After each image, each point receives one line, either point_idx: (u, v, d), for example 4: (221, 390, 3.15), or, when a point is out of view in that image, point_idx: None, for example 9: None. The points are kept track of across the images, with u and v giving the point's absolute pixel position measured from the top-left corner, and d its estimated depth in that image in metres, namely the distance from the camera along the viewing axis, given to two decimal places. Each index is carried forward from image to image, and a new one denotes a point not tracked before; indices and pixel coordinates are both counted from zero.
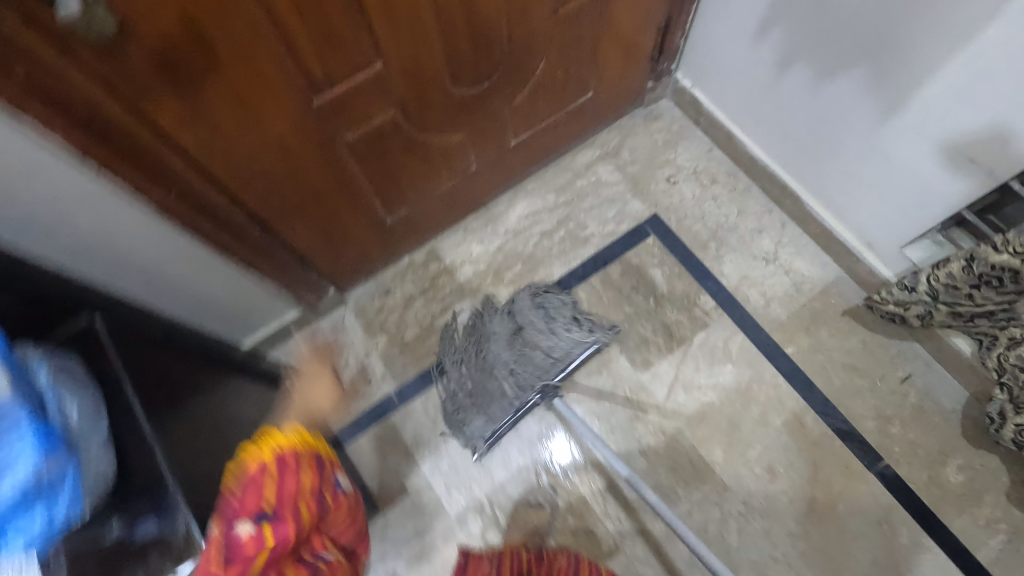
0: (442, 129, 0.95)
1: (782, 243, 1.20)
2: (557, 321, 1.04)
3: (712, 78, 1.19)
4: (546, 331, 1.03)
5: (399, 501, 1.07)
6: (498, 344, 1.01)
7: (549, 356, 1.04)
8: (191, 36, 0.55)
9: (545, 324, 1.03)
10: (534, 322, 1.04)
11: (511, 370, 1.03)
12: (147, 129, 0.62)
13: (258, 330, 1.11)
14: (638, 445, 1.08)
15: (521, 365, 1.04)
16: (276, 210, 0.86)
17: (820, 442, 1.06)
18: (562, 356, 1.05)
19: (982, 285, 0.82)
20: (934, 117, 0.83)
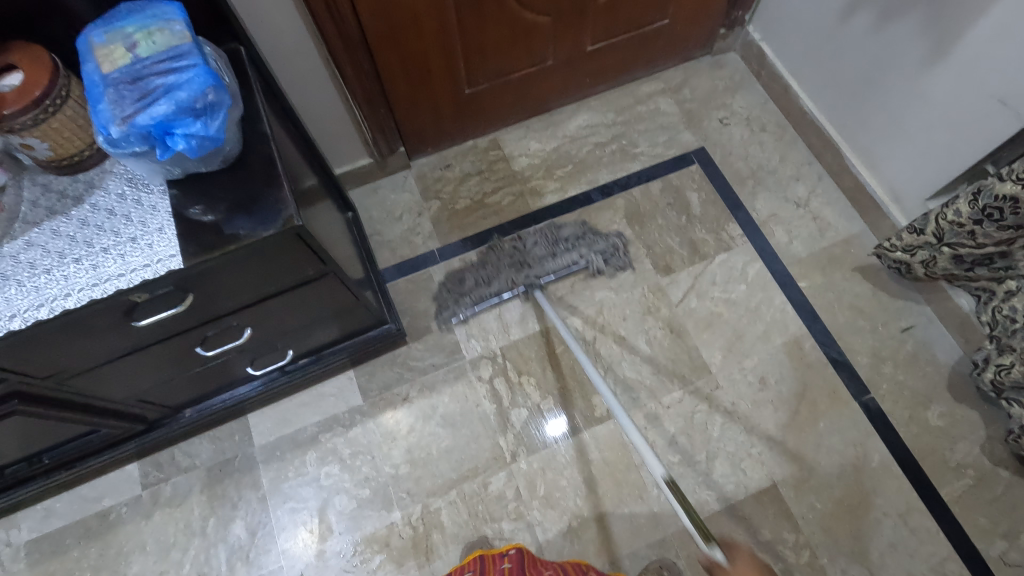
0: (534, 6, 1.08)
1: (815, 193, 1.29)
2: (574, 242, 1.24)
3: (780, 31, 1.29)
4: (544, 263, 1.21)
5: (422, 337, 1.19)
6: (534, 254, 1.22)
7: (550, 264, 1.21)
8: None
9: (590, 248, 1.23)
10: (581, 247, 1.23)
11: (532, 266, 1.21)
12: None
13: (341, 165, 1.24)
14: (645, 335, 1.18)
15: (512, 261, 1.22)
16: (381, 36, 1.00)
17: (814, 365, 1.14)
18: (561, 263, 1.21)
19: (985, 220, 0.91)
20: (976, 62, 0.92)
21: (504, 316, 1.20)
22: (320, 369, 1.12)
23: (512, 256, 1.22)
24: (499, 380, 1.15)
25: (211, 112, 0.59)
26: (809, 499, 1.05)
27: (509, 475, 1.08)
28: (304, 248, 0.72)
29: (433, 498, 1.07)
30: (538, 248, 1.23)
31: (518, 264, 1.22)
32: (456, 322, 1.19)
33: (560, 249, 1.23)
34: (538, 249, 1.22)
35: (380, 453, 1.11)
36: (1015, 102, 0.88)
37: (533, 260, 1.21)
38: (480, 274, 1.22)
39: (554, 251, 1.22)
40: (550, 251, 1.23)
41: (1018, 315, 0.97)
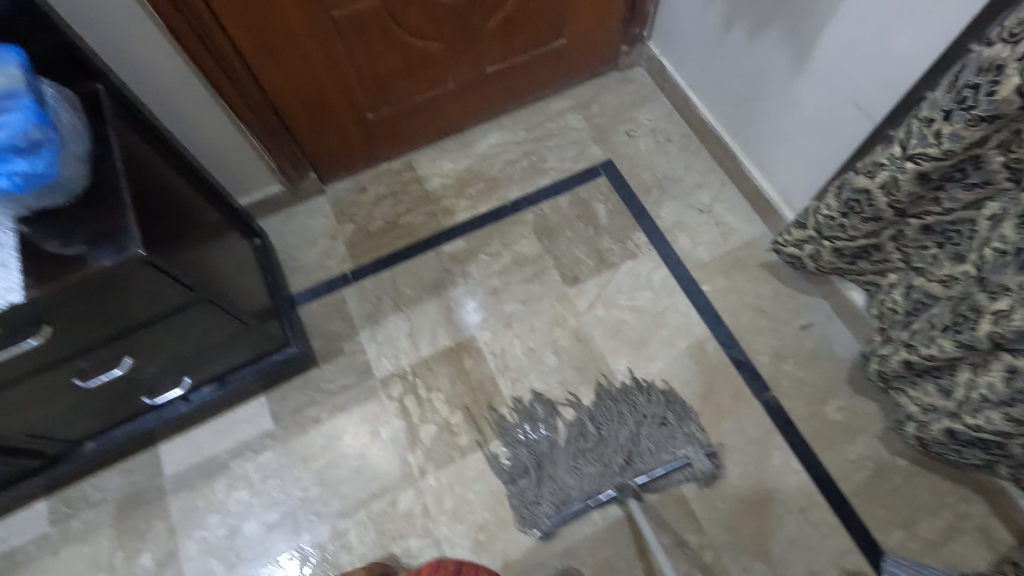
0: (422, 33, 1.11)
1: (718, 199, 1.32)
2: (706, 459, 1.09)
3: (676, 46, 1.34)
4: (620, 444, 1.10)
5: (334, 359, 1.20)
6: (614, 444, 1.11)
7: (649, 461, 1.08)
8: None
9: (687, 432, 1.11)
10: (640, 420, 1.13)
11: (615, 454, 1.09)
12: None
13: (251, 193, 1.27)
14: (553, 346, 1.20)
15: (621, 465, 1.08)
16: (267, 68, 1.02)
17: (717, 368, 1.16)
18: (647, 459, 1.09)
19: (849, 213, 0.91)
20: (833, 69, 0.96)
21: (416, 335, 1.22)
22: (226, 396, 1.12)
23: (585, 450, 1.10)
24: (409, 399, 1.16)
25: (36, 150, 0.62)
26: (712, 500, 1.07)
27: (418, 492, 1.09)
28: (159, 273, 0.75)
29: (342, 519, 1.08)
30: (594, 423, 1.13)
31: (598, 443, 1.11)
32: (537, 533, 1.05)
33: (646, 436, 1.11)
34: (622, 438, 1.10)
35: (290, 476, 1.11)
36: (868, 105, 0.93)
37: (617, 450, 1.10)
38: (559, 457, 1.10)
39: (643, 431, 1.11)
40: (634, 444, 1.10)
41: (898, 306, 0.99)
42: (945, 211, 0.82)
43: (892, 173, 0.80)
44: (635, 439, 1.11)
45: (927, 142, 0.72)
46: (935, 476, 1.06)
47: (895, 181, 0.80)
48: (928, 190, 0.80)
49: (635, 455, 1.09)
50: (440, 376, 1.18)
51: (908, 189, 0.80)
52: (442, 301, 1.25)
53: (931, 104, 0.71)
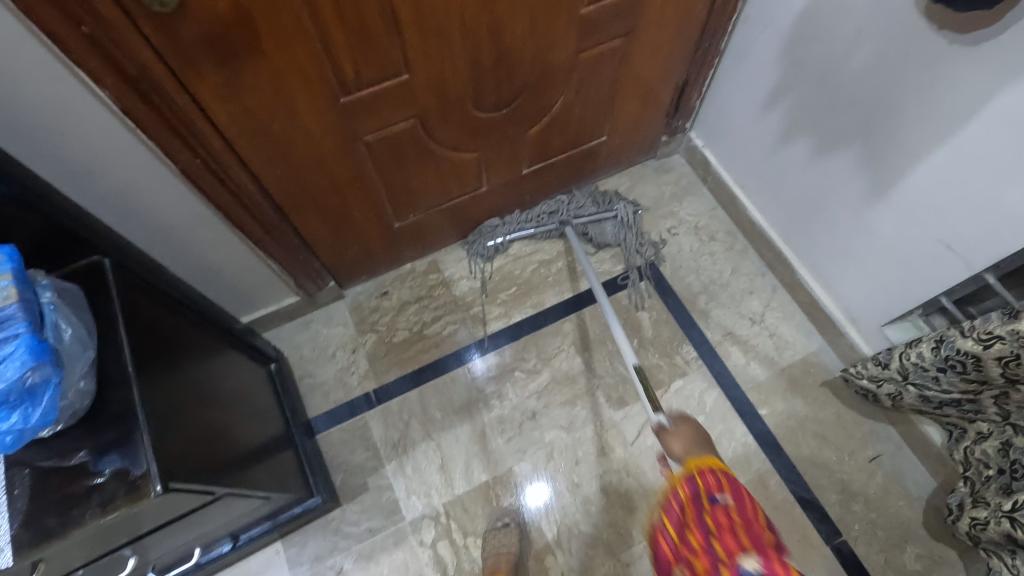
0: (459, 147, 1.01)
1: (770, 307, 1.23)
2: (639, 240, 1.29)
3: (722, 144, 1.26)
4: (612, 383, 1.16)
5: (357, 498, 1.09)
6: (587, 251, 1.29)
7: (596, 230, 1.28)
8: (241, 18, 0.63)
9: None
10: None
11: (568, 213, 1.28)
12: (185, 95, 0.69)
13: (264, 306, 1.16)
14: (599, 479, 1.09)
15: None
16: (291, 193, 0.92)
17: (780, 506, 1.07)
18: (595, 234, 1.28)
19: (947, 368, 0.83)
20: (919, 205, 0.87)
21: (447, 466, 1.11)
22: (239, 552, 1.00)
23: (556, 208, 1.29)
24: (443, 544, 1.05)
25: (33, 395, 0.50)
26: None
27: None
28: (185, 491, 0.62)
29: None
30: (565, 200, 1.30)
31: (555, 205, 1.29)
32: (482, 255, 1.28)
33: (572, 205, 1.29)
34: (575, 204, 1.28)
35: None
36: (962, 250, 0.84)
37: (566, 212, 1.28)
38: (525, 222, 1.28)
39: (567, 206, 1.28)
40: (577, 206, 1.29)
41: (989, 461, 0.90)
42: None
43: (1011, 348, 0.71)
44: (578, 205, 1.29)
45: None
46: None
47: (1014, 356, 0.72)
48: None
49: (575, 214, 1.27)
50: (475, 516, 1.07)
51: None
52: (475, 426, 1.14)
53: None
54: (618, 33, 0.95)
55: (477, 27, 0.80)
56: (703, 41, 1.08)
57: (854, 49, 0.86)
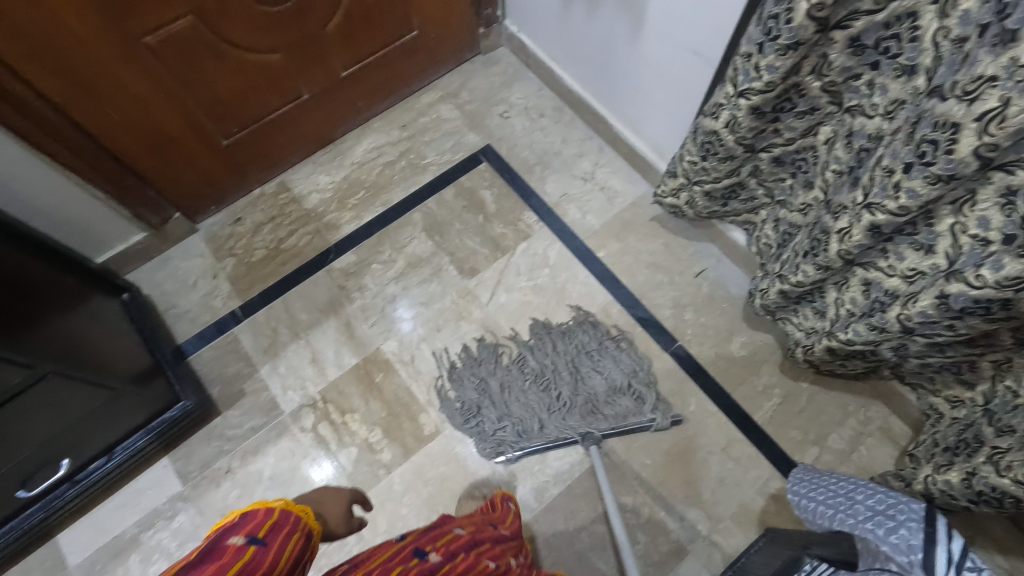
0: (256, 47, 1.05)
1: (599, 165, 1.34)
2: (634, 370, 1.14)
3: (531, 25, 1.34)
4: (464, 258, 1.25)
5: (236, 403, 1.14)
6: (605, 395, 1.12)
7: (606, 404, 1.11)
8: None
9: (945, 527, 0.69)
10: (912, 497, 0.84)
11: (562, 380, 1.13)
12: None
13: (111, 247, 1.17)
14: (461, 341, 1.18)
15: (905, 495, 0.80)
16: (85, 110, 0.94)
17: (623, 329, 1.18)
18: (617, 416, 1.11)
19: (706, 156, 0.92)
20: (666, 21, 0.98)
21: (319, 359, 1.17)
22: (123, 467, 1.03)
23: (580, 360, 1.15)
24: (323, 426, 1.12)
25: None
26: (640, 459, 1.09)
27: None
28: None
29: None
30: (531, 358, 1.15)
31: (537, 378, 1.14)
32: (504, 462, 1.09)
33: (586, 380, 1.14)
34: (563, 364, 1.15)
35: None
36: (703, 51, 0.95)
37: (562, 377, 1.14)
38: (529, 400, 1.12)
39: (582, 375, 1.14)
40: (579, 363, 1.15)
41: (771, 239, 1.03)
42: (787, 142, 0.86)
43: (730, 112, 0.81)
44: (578, 357, 1.15)
45: (750, 76, 0.73)
46: (835, 389, 1.12)
47: (733, 119, 0.81)
48: (767, 122, 0.81)
49: (586, 384, 1.13)
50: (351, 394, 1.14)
51: (747, 126, 0.81)
52: (341, 319, 1.20)
53: (748, 39, 0.72)
54: None
55: None
56: None
57: None
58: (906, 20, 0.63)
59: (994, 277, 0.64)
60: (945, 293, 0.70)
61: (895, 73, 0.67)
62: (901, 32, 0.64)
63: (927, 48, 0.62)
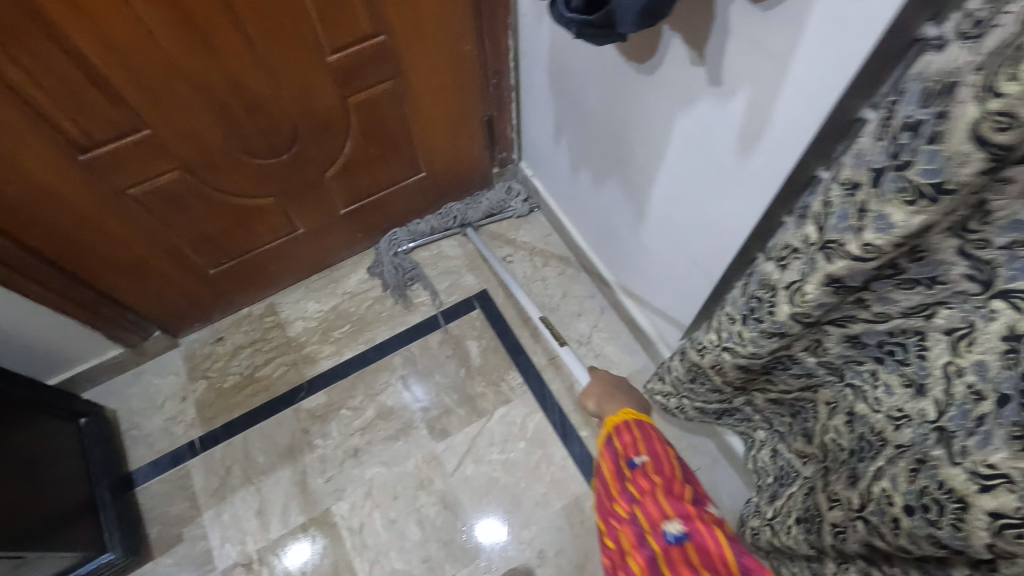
0: (249, 192, 1.04)
1: (597, 328, 1.25)
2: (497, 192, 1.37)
3: (543, 173, 1.30)
4: (438, 415, 1.17)
5: (170, 550, 1.07)
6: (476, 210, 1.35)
7: (471, 207, 1.36)
8: None
9: None
10: None
11: (454, 211, 1.35)
12: None
13: (78, 363, 1.15)
14: (417, 514, 1.08)
15: None
16: (65, 252, 0.93)
17: (595, 528, 1.06)
18: (496, 206, 1.36)
19: (694, 380, 0.84)
20: (667, 222, 0.90)
21: (264, 511, 1.10)
22: None
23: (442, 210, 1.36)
24: None
25: None
26: None
27: None
28: None
29: None
30: (428, 215, 1.36)
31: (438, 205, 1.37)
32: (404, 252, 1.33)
33: (468, 201, 1.36)
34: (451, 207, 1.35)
35: None
36: (702, 263, 0.86)
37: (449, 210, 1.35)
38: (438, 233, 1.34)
39: (464, 202, 1.36)
40: (469, 204, 1.36)
41: (768, 467, 0.89)
42: (783, 391, 0.76)
43: (715, 359, 0.73)
44: (470, 200, 1.36)
45: (734, 340, 0.66)
46: None
47: (719, 365, 0.73)
48: (759, 374, 0.73)
49: (468, 210, 1.35)
50: (314, 549, 1.06)
51: (734, 375, 0.73)
52: (297, 468, 1.13)
53: (732, 303, 0.64)
54: (382, 78, 0.99)
55: (213, 84, 0.83)
56: (491, 78, 1.13)
57: (590, 84, 0.91)
58: (913, 336, 0.52)
59: None
60: None
61: (905, 379, 0.56)
62: (908, 345, 0.54)
63: (935, 375, 0.52)
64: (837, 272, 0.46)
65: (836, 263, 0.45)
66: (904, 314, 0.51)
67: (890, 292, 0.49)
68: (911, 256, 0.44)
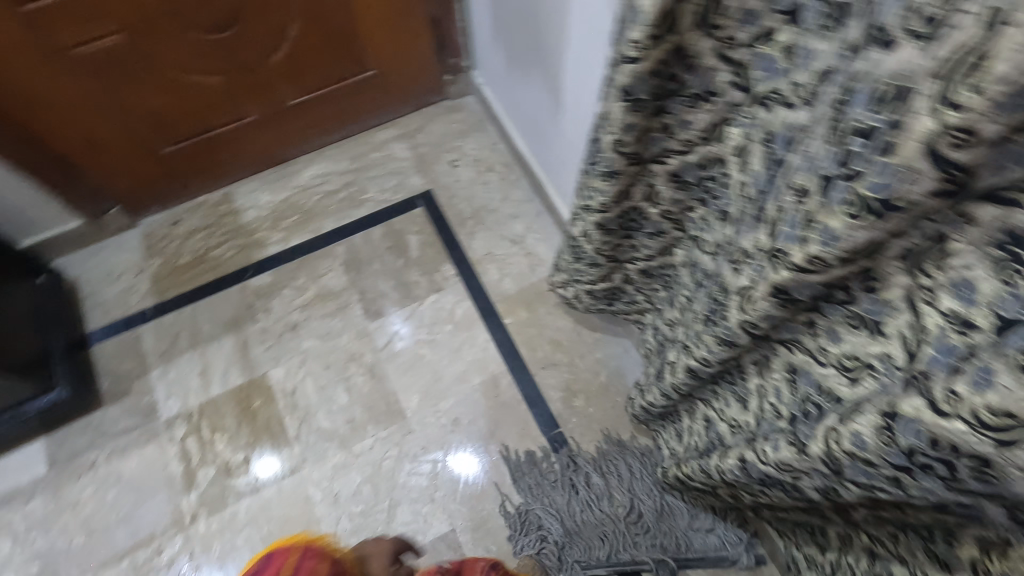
0: (196, 68, 1.10)
1: (531, 229, 1.32)
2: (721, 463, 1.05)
3: (489, 78, 1.35)
4: (374, 299, 1.25)
5: (119, 400, 1.17)
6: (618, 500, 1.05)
7: (646, 538, 1.02)
8: None
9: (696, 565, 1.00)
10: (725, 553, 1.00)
11: (644, 513, 1.03)
12: None
13: (41, 234, 1.23)
14: (345, 383, 1.17)
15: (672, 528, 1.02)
16: (17, 107, 1.01)
17: (507, 403, 1.15)
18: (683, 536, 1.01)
19: (577, 259, 0.87)
20: (576, 108, 0.95)
21: (206, 373, 1.19)
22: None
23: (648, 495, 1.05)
24: (191, 439, 1.13)
25: None
26: (486, 543, 1.04)
27: (185, 538, 1.06)
28: None
29: (103, 569, 1.04)
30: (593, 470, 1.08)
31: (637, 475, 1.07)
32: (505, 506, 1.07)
33: (673, 515, 1.03)
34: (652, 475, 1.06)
35: (56, 524, 1.07)
36: None
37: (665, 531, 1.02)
38: (549, 490, 1.07)
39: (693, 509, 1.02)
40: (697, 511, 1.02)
41: (651, 345, 0.96)
42: (648, 258, 0.81)
43: (581, 226, 0.76)
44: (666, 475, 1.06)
45: (588, 198, 0.70)
46: None
47: (586, 233, 0.77)
48: (622, 239, 0.78)
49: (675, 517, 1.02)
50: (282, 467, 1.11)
51: (600, 241, 0.77)
52: (240, 337, 1.22)
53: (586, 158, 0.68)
54: None
55: None
56: None
57: None
58: (716, 165, 0.59)
59: (773, 455, 0.59)
60: (744, 458, 0.65)
61: (718, 213, 0.63)
62: (716, 175, 0.60)
63: (733, 198, 0.58)
64: (622, 81, 0.51)
65: (623, 71, 0.50)
66: (704, 138, 0.57)
67: (685, 113, 0.55)
68: (684, 66, 0.50)
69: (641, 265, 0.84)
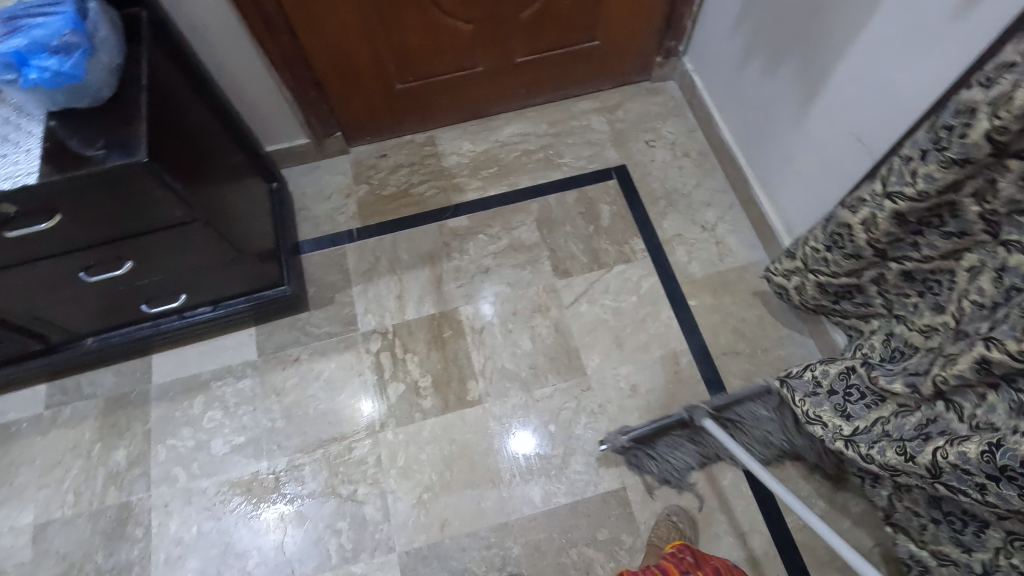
0: (456, 12, 1.18)
1: (723, 219, 1.33)
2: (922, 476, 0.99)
3: (705, 67, 1.37)
4: (563, 258, 1.30)
5: (323, 306, 1.27)
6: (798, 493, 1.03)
7: None
8: None
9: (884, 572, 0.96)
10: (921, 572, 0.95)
11: None
12: None
13: (276, 143, 1.35)
14: (531, 331, 1.23)
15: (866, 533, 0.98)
16: (303, 22, 1.11)
17: (686, 380, 1.17)
18: None
19: (833, 246, 0.87)
20: (841, 104, 0.96)
21: (402, 298, 1.27)
22: (218, 320, 1.21)
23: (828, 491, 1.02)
24: (384, 354, 1.22)
25: (70, 51, 0.75)
26: (655, 507, 1.08)
27: (374, 442, 1.14)
28: (157, 181, 0.84)
29: (301, 454, 1.14)
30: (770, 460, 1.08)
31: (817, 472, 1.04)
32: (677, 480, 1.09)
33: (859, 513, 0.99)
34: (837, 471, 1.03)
35: (262, 405, 1.18)
36: (867, 138, 0.92)
37: None
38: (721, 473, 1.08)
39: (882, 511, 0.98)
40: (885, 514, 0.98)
41: (874, 352, 0.95)
42: (924, 259, 0.81)
43: (872, 210, 0.78)
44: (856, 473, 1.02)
45: (905, 182, 0.72)
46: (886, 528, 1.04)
47: (873, 218, 0.79)
48: (908, 233, 0.79)
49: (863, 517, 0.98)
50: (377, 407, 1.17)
51: (886, 230, 0.78)
52: (435, 271, 1.30)
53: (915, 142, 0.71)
54: None
55: None
56: None
57: None
58: None
59: None
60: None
61: None
62: None
63: None
64: None
65: None
66: None
67: None
68: None
69: (909, 263, 0.83)
